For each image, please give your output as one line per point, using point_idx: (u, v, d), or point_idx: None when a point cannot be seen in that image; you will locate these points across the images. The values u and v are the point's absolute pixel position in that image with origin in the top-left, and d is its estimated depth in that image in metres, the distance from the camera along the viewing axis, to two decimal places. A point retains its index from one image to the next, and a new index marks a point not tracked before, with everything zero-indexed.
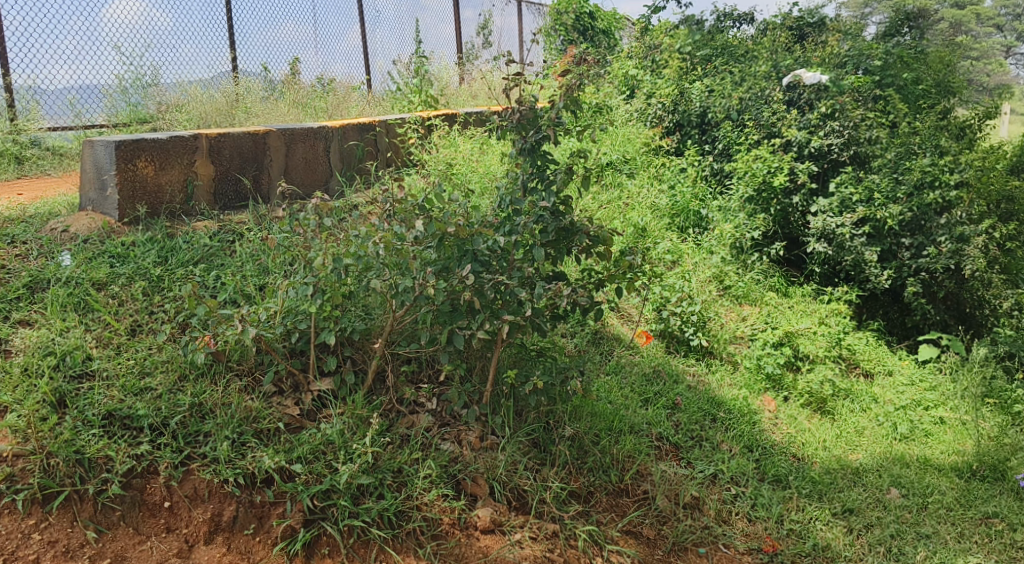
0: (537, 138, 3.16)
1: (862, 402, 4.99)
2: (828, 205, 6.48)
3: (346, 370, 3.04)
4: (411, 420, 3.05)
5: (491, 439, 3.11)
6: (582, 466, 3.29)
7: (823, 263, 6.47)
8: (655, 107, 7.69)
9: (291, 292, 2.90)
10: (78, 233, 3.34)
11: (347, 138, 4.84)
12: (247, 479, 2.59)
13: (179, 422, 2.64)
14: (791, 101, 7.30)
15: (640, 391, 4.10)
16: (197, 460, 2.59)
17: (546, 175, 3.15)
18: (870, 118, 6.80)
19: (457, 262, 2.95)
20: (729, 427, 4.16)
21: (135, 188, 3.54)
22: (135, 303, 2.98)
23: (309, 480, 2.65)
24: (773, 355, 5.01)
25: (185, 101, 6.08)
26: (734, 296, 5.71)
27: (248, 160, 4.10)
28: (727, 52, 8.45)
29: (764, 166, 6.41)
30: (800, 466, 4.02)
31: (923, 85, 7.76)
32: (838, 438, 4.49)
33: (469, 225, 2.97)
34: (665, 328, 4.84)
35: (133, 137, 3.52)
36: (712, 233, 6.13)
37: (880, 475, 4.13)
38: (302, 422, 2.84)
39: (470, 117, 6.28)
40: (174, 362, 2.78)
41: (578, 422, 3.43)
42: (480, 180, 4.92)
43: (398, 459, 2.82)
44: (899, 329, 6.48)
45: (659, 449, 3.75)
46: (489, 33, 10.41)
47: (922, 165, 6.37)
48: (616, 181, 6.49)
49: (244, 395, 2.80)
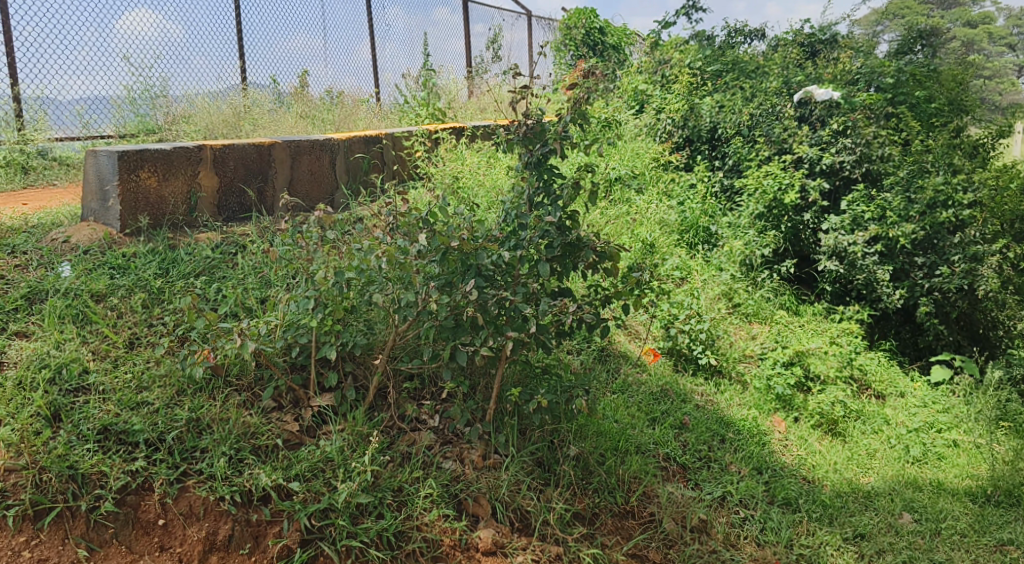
0: (543, 151, 3.10)
1: (874, 424, 4.92)
2: (840, 222, 6.44)
3: (346, 386, 2.99)
4: (412, 437, 2.99)
5: (494, 458, 3.04)
6: (587, 487, 3.21)
7: (835, 281, 6.43)
8: (664, 122, 7.70)
9: (292, 305, 2.86)
10: (79, 244, 3.31)
11: (353, 151, 4.81)
12: (244, 497, 2.53)
13: (176, 438, 2.58)
14: (802, 118, 7.29)
15: (646, 409, 4.04)
16: (192, 476, 2.52)
17: (552, 190, 3.08)
18: (882, 135, 6.75)
19: (460, 276, 2.88)
20: (738, 448, 4.09)
21: (137, 199, 3.51)
22: (134, 315, 2.94)
23: (307, 498, 2.58)
24: (783, 375, 4.94)
25: (193, 112, 6.12)
26: (744, 313, 5.66)
27: (252, 172, 4.07)
28: (738, 67, 8.39)
29: (774, 183, 6.34)
30: (810, 489, 3.94)
31: (935, 103, 7.71)
32: (849, 460, 4.42)
33: (474, 239, 2.92)
34: (673, 346, 4.77)
35: (136, 148, 3.49)
36: (721, 250, 6.13)
37: (891, 499, 4.04)
38: (301, 439, 2.78)
39: (477, 131, 6.26)
40: (171, 375, 2.73)
41: (583, 441, 3.36)
42: (487, 195, 4.90)
43: (398, 477, 2.77)
44: (911, 349, 6.36)
45: (666, 470, 3.67)
46: (498, 47, 10.43)
47: (936, 184, 6.26)
48: (625, 196, 6.41)
49: (242, 410, 2.74)
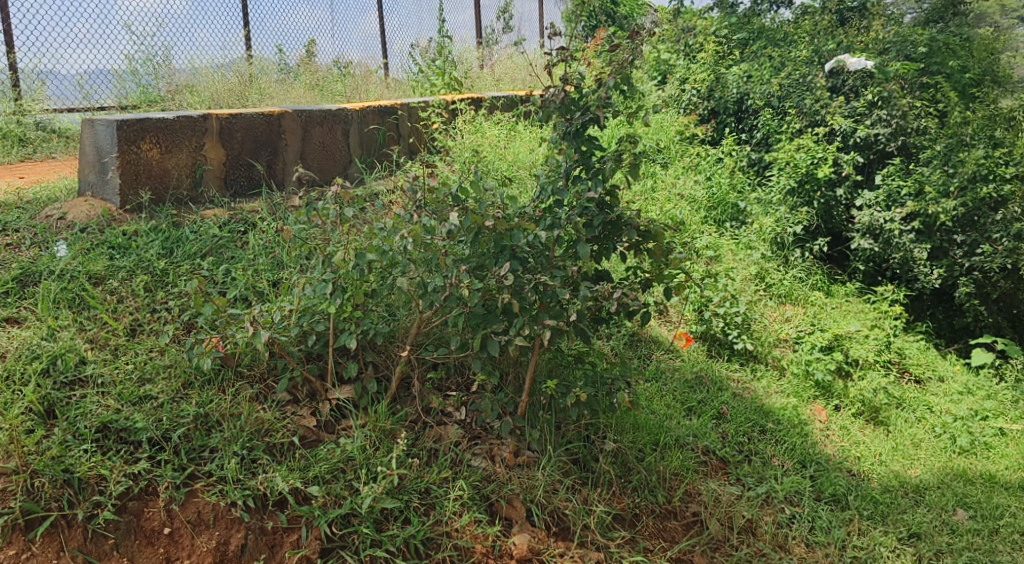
0: (583, 120, 2.79)
1: (917, 412, 4.65)
2: (874, 198, 6.14)
3: (367, 377, 2.75)
4: (438, 432, 2.75)
5: (527, 455, 2.81)
6: (626, 485, 2.98)
7: (868, 260, 6.15)
8: (688, 93, 7.43)
9: (308, 289, 2.61)
10: (75, 221, 3.03)
11: (367, 122, 4.53)
12: (257, 501, 2.29)
13: (182, 436, 2.34)
14: (834, 89, 6.94)
15: (681, 398, 3.80)
16: (201, 479, 2.28)
17: (591, 163, 2.79)
18: (918, 107, 6.40)
19: (493, 258, 2.62)
20: (779, 440, 3.83)
21: (138, 173, 3.23)
22: (135, 300, 2.69)
23: (326, 502, 2.35)
24: (822, 360, 4.68)
25: (197, 83, 5.85)
26: (777, 294, 5.39)
27: (261, 143, 3.78)
28: (766, 36, 8.02)
29: (807, 156, 6.02)
30: (858, 484, 3.68)
31: (970, 74, 7.31)
32: (894, 451, 4.16)
33: (508, 218, 2.66)
34: (707, 330, 4.53)
35: (137, 117, 3.21)
36: (751, 227, 5.86)
37: (942, 493, 3.79)
38: (319, 436, 2.55)
39: (496, 102, 5.96)
40: (177, 367, 2.49)
41: (620, 435, 3.12)
42: (510, 169, 4.64)
43: (425, 478, 2.54)
44: (947, 331, 6.07)
45: (706, 465, 3.42)
46: (510, 17, 10.06)
47: (977, 157, 5.89)
48: (650, 170, 6.14)
49: (255, 405, 2.51)
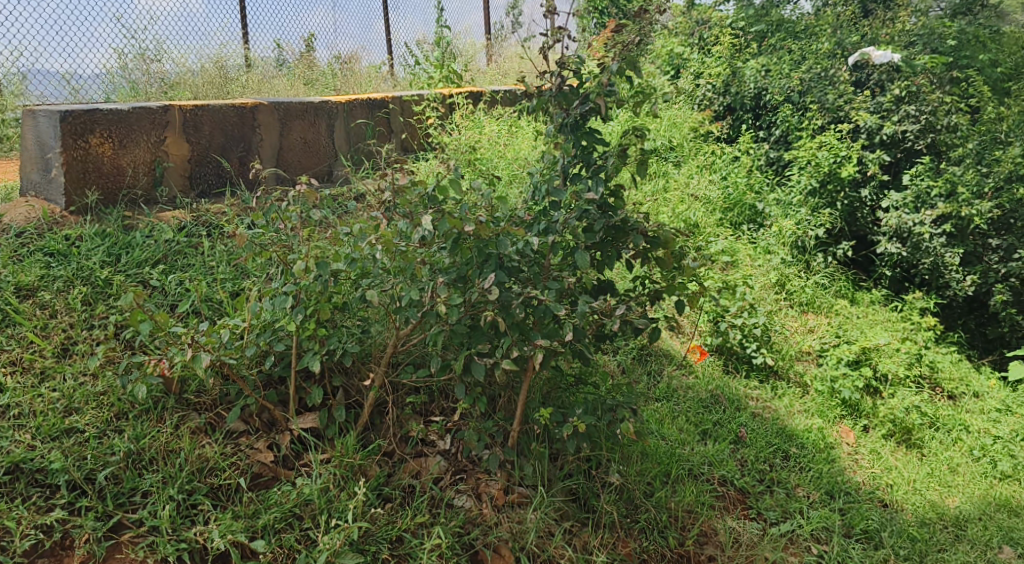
0: (582, 110, 2.42)
1: (953, 432, 4.22)
2: (902, 199, 5.72)
3: (334, 404, 2.40)
4: (417, 466, 2.41)
5: (518, 492, 2.45)
6: (632, 526, 2.61)
7: (896, 266, 5.73)
8: (703, 88, 7.02)
9: (266, 303, 2.27)
10: (11, 225, 2.70)
11: (353, 116, 4.20)
12: (194, 556, 1.95)
13: (110, 477, 2.02)
14: (859, 83, 6.52)
15: (695, 420, 3.42)
16: (129, 529, 1.96)
17: (593, 159, 2.44)
18: (949, 102, 5.97)
19: (476, 269, 2.26)
20: (803, 466, 3.45)
21: (87, 170, 2.91)
22: (70, 314, 2.37)
23: (276, 557, 2.01)
24: (849, 377, 4.27)
25: (187, 77, 5.51)
26: (798, 302, 5.01)
27: (232, 138, 3.45)
28: (785, 27, 7.59)
29: (830, 155, 5.59)
30: (892, 517, 3.28)
31: (1001, 68, 6.89)
32: (929, 477, 3.75)
33: (494, 222, 2.31)
34: (723, 343, 4.15)
35: (85, 109, 2.89)
36: (769, 230, 5.46)
37: (985, 527, 3.39)
38: (275, 473, 2.21)
39: (497, 96, 5.61)
40: (109, 395, 2.17)
41: (625, 467, 2.75)
42: (508, 166, 4.31)
43: (397, 525, 2.19)
44: (980, 341, 5.62)
45: (723, 499, 3.04)
46: (518, 12, 9.69)
47: (1014, 156, 5.55)
48: (661, 169, 5.79)
49: (200, 439, 2.17)
